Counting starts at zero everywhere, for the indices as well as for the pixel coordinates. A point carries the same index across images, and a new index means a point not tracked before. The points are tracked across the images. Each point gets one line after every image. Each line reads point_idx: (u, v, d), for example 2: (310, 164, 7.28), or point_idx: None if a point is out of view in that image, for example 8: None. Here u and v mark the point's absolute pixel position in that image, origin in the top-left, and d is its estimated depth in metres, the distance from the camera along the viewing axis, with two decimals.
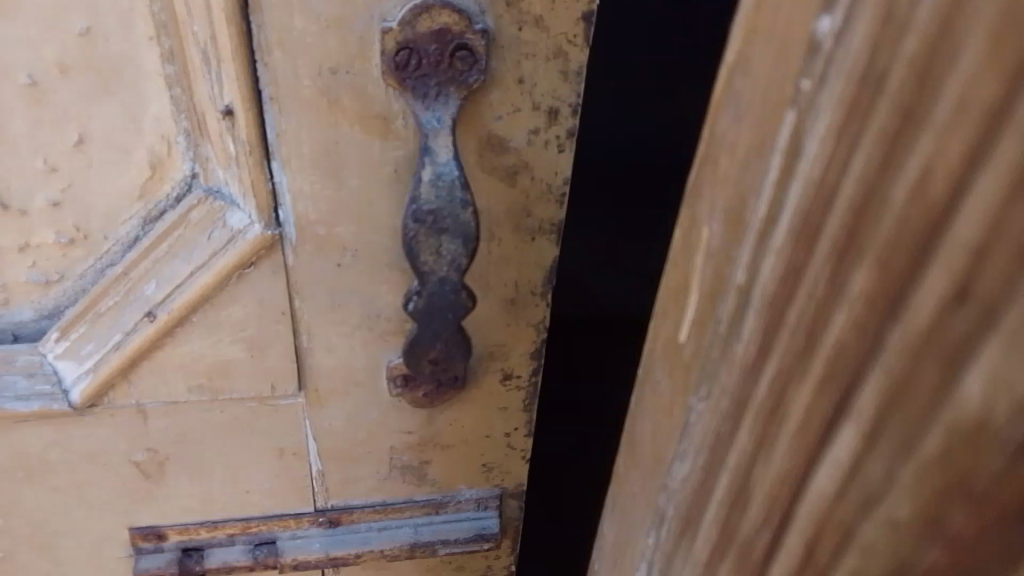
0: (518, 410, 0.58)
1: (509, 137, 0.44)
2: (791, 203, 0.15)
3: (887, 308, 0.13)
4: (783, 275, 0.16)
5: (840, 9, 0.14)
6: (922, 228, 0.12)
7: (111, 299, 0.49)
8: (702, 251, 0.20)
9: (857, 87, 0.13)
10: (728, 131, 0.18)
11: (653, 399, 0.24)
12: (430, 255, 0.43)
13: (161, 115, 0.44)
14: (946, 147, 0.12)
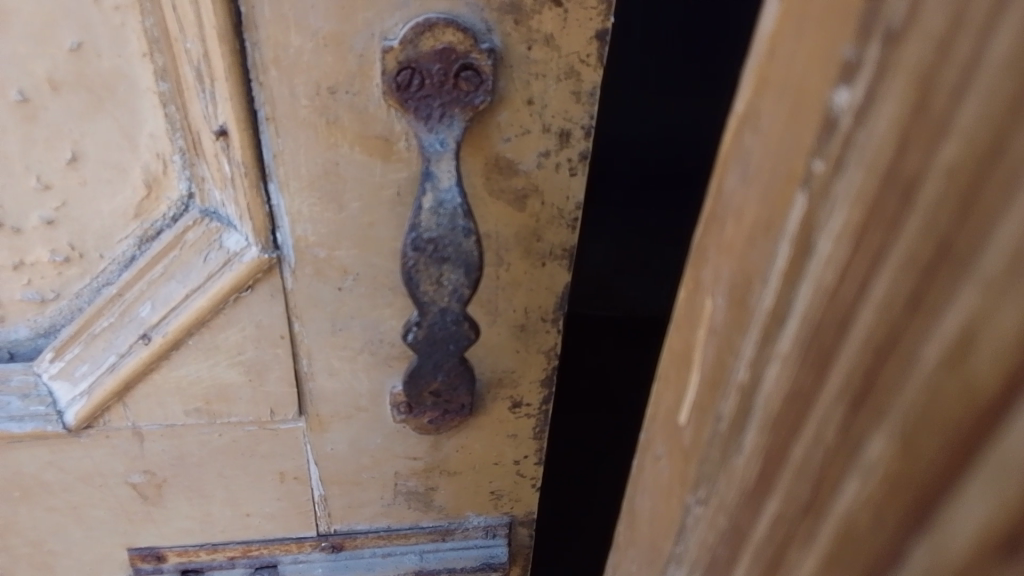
0: (528, 438, 0.56)
1: (519, 160, 0.42)
2: (808, 284, 0.14)
3: (949, 459, 0.13)
4: (801, 356, 0.15)
5: (860, 85, 0.12)
6: (993, 387, 0.12)
7: (106, 320, 0.48)
8: (708, 321, 0.18)
9: (881, 178, 0.12)
10: (735, 193, 0.17)
11: (657, 473, 0.22)
12: (431, 286, 0.41)
13: (157, 133, 0.42)
14: (1010, 303, 0.11)
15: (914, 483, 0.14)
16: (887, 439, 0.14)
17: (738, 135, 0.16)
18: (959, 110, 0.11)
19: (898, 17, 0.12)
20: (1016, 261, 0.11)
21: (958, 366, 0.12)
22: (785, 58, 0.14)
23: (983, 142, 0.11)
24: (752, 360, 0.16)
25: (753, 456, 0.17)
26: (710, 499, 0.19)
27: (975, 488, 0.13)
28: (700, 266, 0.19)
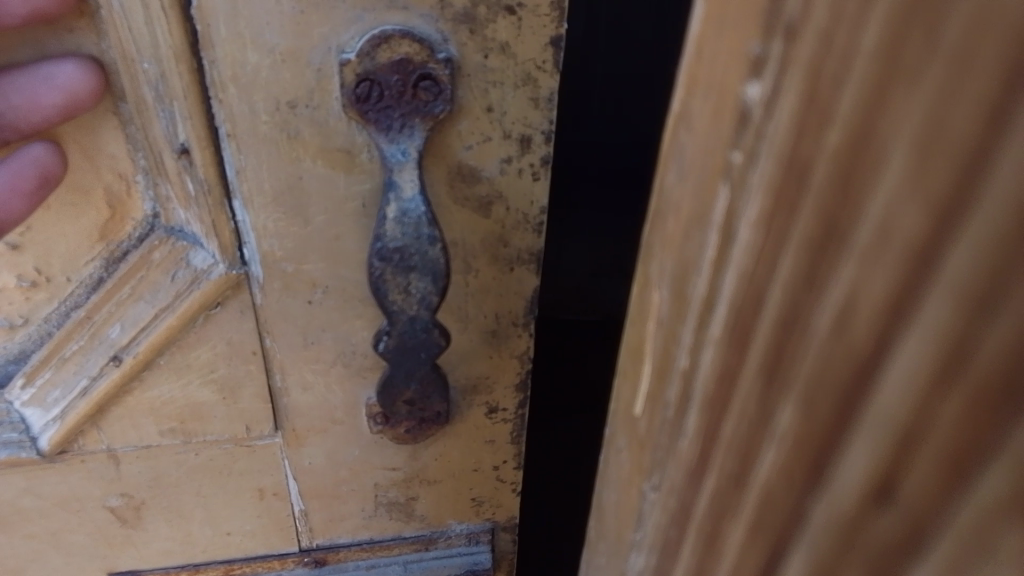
0: (506, 442, 0.56)
1: (481, 166, 0.42)
2: (732, 270, 0.15)
3: (836, 421, 0.13)
4: (728, 340, 0.15)
5: (768, 77, 0.13)
6: (867, 353, 0.12)
7: (75, 343, 0.47)
8: (656, 314, 0.19)
9: (784, 165, 0.13)
10: (672, 190, 0.17)
11: (617, 463, 0.22)
12: (399, 294, 0.41)
13: (119, 155, 0.42)
14: (878, 269, 0.12)
15: (812, 450, 0.14)
16: (792, 411, 0.14)
17: (674, 132, 0.17)
18: (840, 98, 0.12)
19: (795, 12, 0.12)
20: (884, 231, 0.11)
21: (842, 336, 0.13)
22: (708, 56, 0.15)
23: (860, 119, 0.11)
24: (691, 346, 0.17)
25: (694, 438, 0.17)
26: (662, 483, 0.19)
27: (855, 448, 0.13)
28: (648, 261, 0.19)
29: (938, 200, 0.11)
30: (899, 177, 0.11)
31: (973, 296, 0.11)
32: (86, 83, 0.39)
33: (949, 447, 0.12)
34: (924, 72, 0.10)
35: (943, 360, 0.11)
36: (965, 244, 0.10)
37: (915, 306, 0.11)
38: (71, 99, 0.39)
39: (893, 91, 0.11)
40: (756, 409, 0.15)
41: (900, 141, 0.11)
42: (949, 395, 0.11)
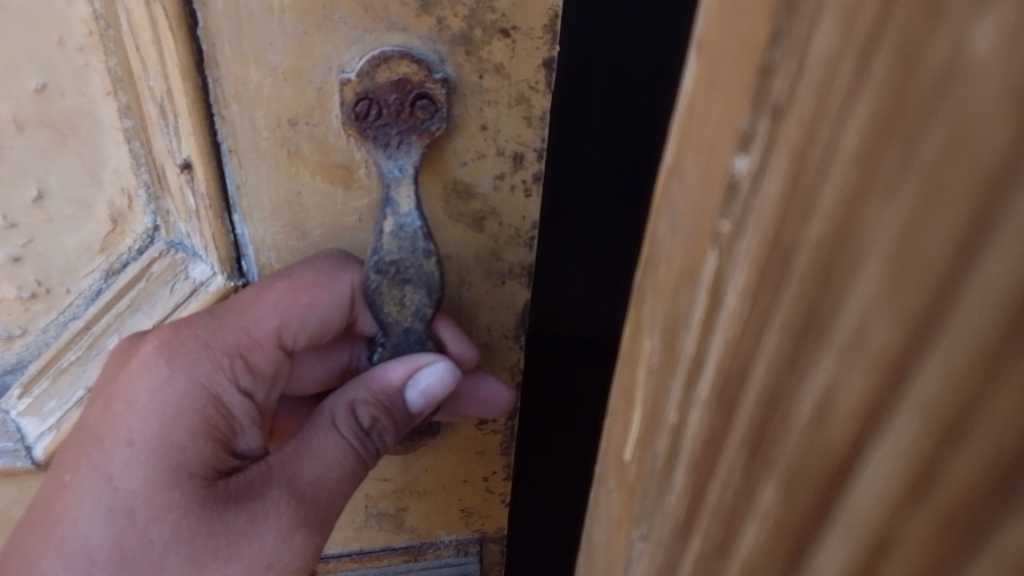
0: (495, 453, 0.59)
1: (475, 183, 0.44)
2: (719, 332, 0.16)
3: (821, 497, 0.15)
4: (715, 402, 0.17)
5: (755, 151, 0.14)
6: (847, 446, 0.14)
7: (72, 354, 0.48)
8: (647, 360, 0.20)
9: (769, 240, 0.14)
10: (665, 240, 0.19)
11: (607, 503, 0.24)
12: (393, 307, 0.41)
13: (121, 168, 0.43)
14: (853, 375, 0.13)
15: (797, 522, 0.16)
16: (777, 481, 0.16)
17: (667, 183, 0.18)
18: (821, 193, 0.12)
19: (781, 96, 0.13)
20: (859, 336, 0.13)
21: (820, 427, 0.14)
22: (700, 114, 0.16)
23: (835, 227, 0.12)
24: (679, 402, 0.18)
25: (682, 494, 0.19)
26: (650, 533, 0.21)
27: (842, 525, 0.15)
28: (640, 308, 0.21)
29: (909, 320, 0.12)
30: (873, 289, 0.12)
31: (946, 408, 0.12)
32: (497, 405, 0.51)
33: (941, 521, 0.13)
34: (896, 194, 0.11)
35: (919, 459, 0.13)
36: (934, 366, 0.12)
37: (896, 402, 0.13)
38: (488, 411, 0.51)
39: (867, 205, 0.12)
40: (742, 476, 0.16)
41: (874, 251, 0.12)
42: (927, 488, 0.13)
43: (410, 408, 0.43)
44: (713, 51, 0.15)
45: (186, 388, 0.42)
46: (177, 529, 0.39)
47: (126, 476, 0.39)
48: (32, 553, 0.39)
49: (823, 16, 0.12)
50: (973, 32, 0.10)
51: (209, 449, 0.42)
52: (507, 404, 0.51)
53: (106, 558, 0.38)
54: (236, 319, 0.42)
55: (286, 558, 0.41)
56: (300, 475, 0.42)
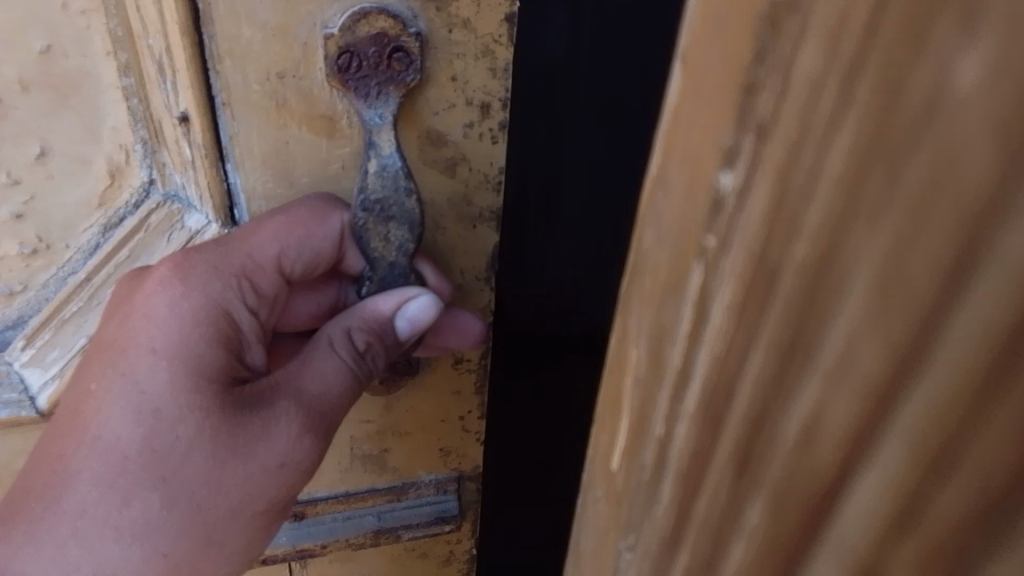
0: (471, 392, 0.64)
1: (447, 131, 0.48)
2: (705, 348, 0.19)
3: (822, 496, 0.17)
4: (702, 412, 0.20)
5: (739, 169, 0.16)
6: (845, 447, 0.16)
7: (73, 306, 0.51)
8: (635, 368, 0.23)
9: (753, 261, 0.17)
10: (650, 248, 0.21)
11: (596, 509, 0.28)
12: (379, 242, 0.45)
13: (119, 125, 0.47)
14: (844, 384, 0.16)
15: (800, 521, 0.18)
16: (770, 487, 0.18)
17: (652, 195, 0.21)
18: (803, 220, 0.15)
19: (766, 114, 0.15)
20: (849, 350, 0.15)
21: (816, 432, 0.17)
22: (686, 129, 0.18)
23: (821, 248, 0.15)
24: (666, 416, 0.21)
25: (667, 507, 0.23)
26: (637, 545, 0.25)
27: (848, 521, 0.17)
28: (627, 315, 0.24)
29: (896, 335, 0.14)
30: (863, 311, 0.15)
31: (948, 410, 0.14)
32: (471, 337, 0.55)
33: (938, 536, 0.15)
34: (881, 222, 0.14)
35: (925, 457, 0.15)
36: (933, 371, 0.14)
37: (888, 419, 0.15)
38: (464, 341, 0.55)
39: (854, 229, 0.14)
40: (730, 481, 0.20)
41: (862, 275, 0.14)
42: (935, 485, 0.15)
43: (399, 336, 0.46)
44: (701, 64, 0.17)
45: (200, 303, 0.43)
46: (200, 429, 0.41)
47: (151, 379, 0.41)
48: (59, 454, 0.40)
49: (806, 38, 0.14)
50: (960, 62, 0.12)
51: (224, 359, 0.43)
52: (480, 335, 0.56)
53: (138, 455, 0.40)
54: (239, 246, 0.43)
55: (296, 459, 0.43)
56: (304, 389, 0.44)
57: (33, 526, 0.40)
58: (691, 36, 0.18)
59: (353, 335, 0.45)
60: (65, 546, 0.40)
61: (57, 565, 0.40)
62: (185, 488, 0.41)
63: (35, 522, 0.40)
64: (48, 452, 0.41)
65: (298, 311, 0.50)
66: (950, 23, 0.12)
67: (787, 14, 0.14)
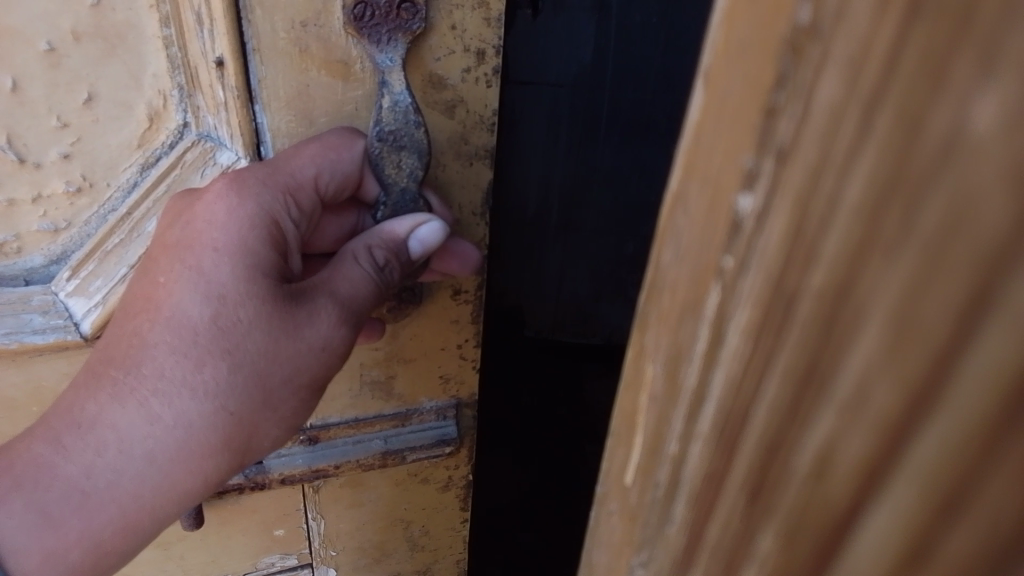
0: (467, 321, 0.71)
1: (447, 76, 0.55)
2: (721, 368, 0.18)
3: (822, 544, 0.16)
4: (716, 441, 0.19)
5: (760, 191, 0.16)
6: (850, 495, 0.15)
7: (116, 238, 0.57)
8: (650, 388, 0.23)
9: (771, 289, 0.16)
10: (670, 267, 0.21)
11: (609, 526, 0.28)
12: (392, 169, 0.54)
13: (159, 73, 0.53)
14: (855, 430, 0.14)
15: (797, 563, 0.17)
16: (773, 533, 0.18)
17: (673, 211, 0.21)
18: (824, 245, 0.14)
19: (786, 137, 0.15)
20: (859, 395, 0.14)
21: (824, 473, 0.16)
22: (706, 147, 0.18)
23: (840, 275, 0.14)
24: (681, 436, 0.21)
25: (681, 528, 0.22)
26: (649, 564, 0.24)
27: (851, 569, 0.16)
28: (644, 332, 0.24)
29: (906, 384, 0.13)
30: (872, 355, 0.14)
31: (956, 466, 0.13)
32: (467, 268, 0.62)
33: None
34: (898, 259, 0.13)
35: (934, 512, 0.14)
36: (940, 423, 0.13)
37: (892, 473, 0.14)
38: (464, 270, 0.62)
39: (868, 267, 0.13)
40: (741, 518, 0.19)
41: (877, 312, 0.14)
42: (943, 542, 0.14)
43: (412, 256, 0.53)
44: (721, 87, 0.17)
45: (253, 210, 0.49)
46: (257, 314, 0.48)
47: (215, 271, 0.48)
48: (143, 330, 0.47)
49: (828, 67, 0.13)
50: (979, 99, 0.11)
51: (274, 258, 0.50)
52: (476, 264, 0.62)
53: (207, 329, 0.47)
54: (283, 165, 0.50)
55: (334, 344, 0.50)
56: (337, 291, 0.51)
57: (118, 388, 0.46)
58: (714, 55, 0.18)
59: (374, 252, 0.52)
60: (147, 402, 0.46)
61: (142, 416, 0.46)
62: (247, 361, 0.48)
63: (121, 384, 0.46)
64: (125, 329, 0.48)
65: (325, 231, 0.58)
66: (971, 61, 0.11)
67: (809, 39, 0.14)
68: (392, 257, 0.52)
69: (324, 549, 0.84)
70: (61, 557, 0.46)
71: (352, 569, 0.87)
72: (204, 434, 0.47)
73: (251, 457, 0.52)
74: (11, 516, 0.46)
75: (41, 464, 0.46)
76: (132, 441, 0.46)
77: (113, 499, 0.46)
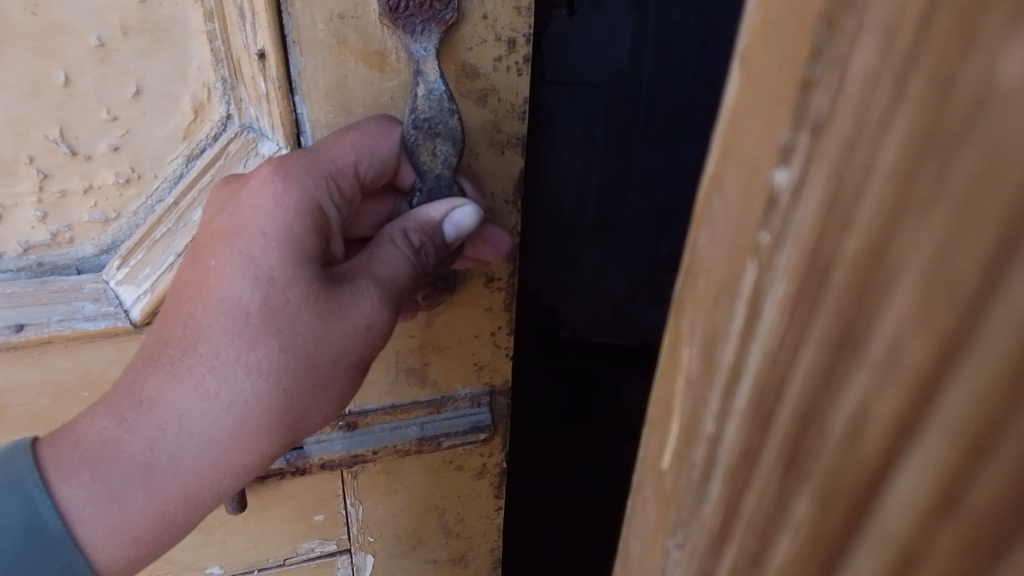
0: (500, 308, 0.73)
1: (479, 65, 0.56)
2: (758, 345, 0.18)
3: (848, 515, 0.17)
4: (752, 413, 0.18)
5: (796, 162, 0.15)
6: (877, 459, 0.16)
7: (163, 228, 0.59)
8: (686, 371, 0.21)
9: (806, 258, 0.16)
10: (705, 250, 0.20)
11: (644, 511, 0.26)
12: (428, 156, 0.56)
13: (203, 66, 0.56)
14: (886, 390, 0.15)
15: (824, 539, 0.18)
16: (806, 506, 0.18)
17: (708, 197, 0.20)
18: (857, 210, 0.14)
19: (821, 111, 0.14)
20: (891, 354, 0.15)
21: (854, 439, 0.16)
22: (744, 126, 0.17)
23: (873, 237, 0.14)
24: (716, 415, 0.20)
25: (715, 507, 0.21)
26: (684, 545, 0.22)
27: (880, 529, 0.16)
28: (680, 318, 0.22)
29: (937, 339, 0.14)
30: (903, 314, 0.14)
31: (992, 408, 0.14)
32: (499, 253, 0.63)
33: (964, 534, 0.15)
34: (930, 213, 0.13)
35: (966, 452, 0.14)
36: (973, 368, 0.14)
37: (924, 424, 0.15)
38: (497, 254, 0.64)
39: (901, 229, 0.14)
40: (777, 489, 0.18)
41: (908, 274, 0.14)
42: (977, 478, 0.15)
43: (446, 239, 0.55)
44: (758, 64, 0.17)
45: (297, 199, 0.51)
46: (304, 297, 0.49)
47: (264, 257, 0.50)
48: (196, 311, 0.49)
49: (863, 38, 0.13)
50: (1004, 51, 0.12)
51: (319, 243, 0.52)
52: (508, 250, 0.64)
53: (259, 312, 0.49)
54: (324, 153, 0.52)
55: (378, 324, 0.52)
56: (378, 274, 0.52)
57: (177, 366, 0.49)
58: (749, 37, 0.17)
59: (409, 234, 0.54)
60: (205, 380, 0.48)
61: (199, 394, 0.48)
62: (297, 340, 0.50)
63: (178, 362, 0.49)
64: (180, 311, 0.50)
65: (363, 218, 0.60)
66: (1000, 13, 0.12)
67: (844, 11, 0.14)
68: (428, 241, 0.54)
69: (362, 535, 0.86)
70: (126, 530, 0.49)
71: (388, 556, 0.89)
72: (256, 414, 0.49)
73: (303, 433, 0.54)
74: (79, 487, 0.49)
75: (104, 440, 0.48)
76: (190, 419, 0.48)
77: (174, 475, 0.49)
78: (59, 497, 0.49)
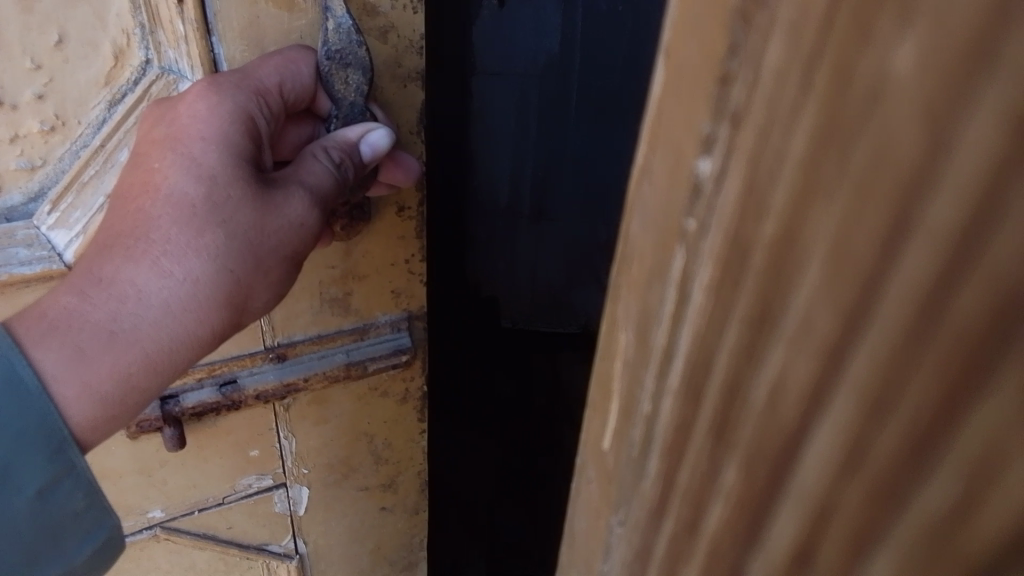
0: (412, 236, 0.79)
1: (379, 3, 0.61)
2: (688, 322, 0.20)
3: (772, 475, 0.19)
4: (685, 389, 0.21)
5: (718, 152, 0.18)
6: (797, 418, 0.18)
7: (91, 170, 0.61)
8: (624, 353, 0.25)
9: (729, 242, 0.18)
10: (637, 235, 0.23)
11: (589, 490, 0.30)
12: (341, 85, 0.60)
13: (122, 13, 0.58)
14: (802, 354, 0.17)
15: (755, 494, 0.20)
16: (735, 467, 0.20)
17: (639, 184, 0.23)
18: (774, 195, 0.17)
19: (739, 102, 0.17)
20: (806, 320, 0.17)
21: (777, 402, 0.18)
22: (667, 121, 0.20)
23: (788, 221, 0.16)
24: (654, 390, 0.23)
25: (655, 478, 0.24)
26: (629, 519, 0.26)
27: (805, 476, 0.18)
28: (617, 303, 0.26)
29: (843, 307, 0.16)
30: (815, 283, 0.16)
31: (888, 370, 0.15)
32: (408, 176, 0.68)
33: (874, 485, 0.17)
34: (834, 195, 0.15)
35: (870, 406, 0.16)
36: (875, 328, 0.15)
37: (836, 382, 0.16)
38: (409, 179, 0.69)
39: (813, 206, 0.16)
40: (709, 455, 0.21)
41: (819, 249, 0.16)
42: (881, 432, 0.16)
43: (364, 158, 0.61)
44: (680, 58, 0.19)
45: (230, 110, 0.55)
46: (244, 196, 0.55)
47: (204, 157, 0.55)
48: (146, 204, 0.54)
49: (773, 35, 0.16)
50: (897, 51, 0.13)
51: (251, 151, 0.57)
52: (418, 175, 0.69)
53: (204, 203, 0.54)
54: (251, 71, 0.56)
55: (307, 223, 0.58)
56: (305, 180, 0.58)
57: (131, 250, 0.53)
58: (672, 28, 0.20)
59: (330, 151, 0.60)
60: (160, 261, 0.53)
61: (155, 272, 0.53)
62: (239, 230, 0.55)
63: (132, 247, 0.53)
64: (128, 204, 0.54)
65: (285, 138, 0.65)
66: (890, 22, 0.13)
67: (757, 8, 0.16)
68: (347, 156, 0.60)
69: (296, 466, 0.90)
70: (96, 388, 0.52)
71: (322, 487, 0.94)
72: (207, 290, 0.54)
73: (246, 318, 0.60)
74: (49, 351, 0.50)
75: (65, 315, 0.51)
76: (148, 292, 0.53)
77: (137, 340, 0.53)
78: (36, 362, 0.50)
